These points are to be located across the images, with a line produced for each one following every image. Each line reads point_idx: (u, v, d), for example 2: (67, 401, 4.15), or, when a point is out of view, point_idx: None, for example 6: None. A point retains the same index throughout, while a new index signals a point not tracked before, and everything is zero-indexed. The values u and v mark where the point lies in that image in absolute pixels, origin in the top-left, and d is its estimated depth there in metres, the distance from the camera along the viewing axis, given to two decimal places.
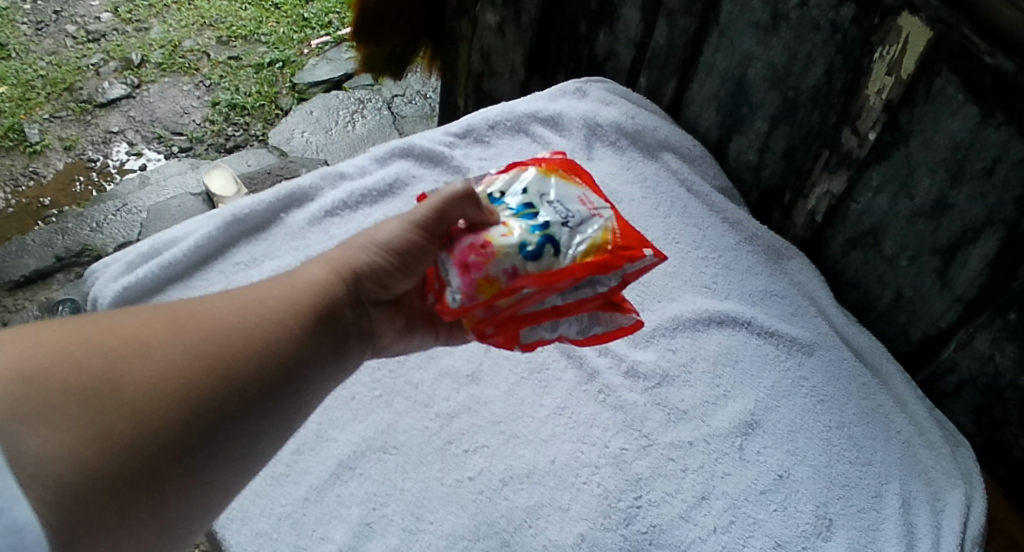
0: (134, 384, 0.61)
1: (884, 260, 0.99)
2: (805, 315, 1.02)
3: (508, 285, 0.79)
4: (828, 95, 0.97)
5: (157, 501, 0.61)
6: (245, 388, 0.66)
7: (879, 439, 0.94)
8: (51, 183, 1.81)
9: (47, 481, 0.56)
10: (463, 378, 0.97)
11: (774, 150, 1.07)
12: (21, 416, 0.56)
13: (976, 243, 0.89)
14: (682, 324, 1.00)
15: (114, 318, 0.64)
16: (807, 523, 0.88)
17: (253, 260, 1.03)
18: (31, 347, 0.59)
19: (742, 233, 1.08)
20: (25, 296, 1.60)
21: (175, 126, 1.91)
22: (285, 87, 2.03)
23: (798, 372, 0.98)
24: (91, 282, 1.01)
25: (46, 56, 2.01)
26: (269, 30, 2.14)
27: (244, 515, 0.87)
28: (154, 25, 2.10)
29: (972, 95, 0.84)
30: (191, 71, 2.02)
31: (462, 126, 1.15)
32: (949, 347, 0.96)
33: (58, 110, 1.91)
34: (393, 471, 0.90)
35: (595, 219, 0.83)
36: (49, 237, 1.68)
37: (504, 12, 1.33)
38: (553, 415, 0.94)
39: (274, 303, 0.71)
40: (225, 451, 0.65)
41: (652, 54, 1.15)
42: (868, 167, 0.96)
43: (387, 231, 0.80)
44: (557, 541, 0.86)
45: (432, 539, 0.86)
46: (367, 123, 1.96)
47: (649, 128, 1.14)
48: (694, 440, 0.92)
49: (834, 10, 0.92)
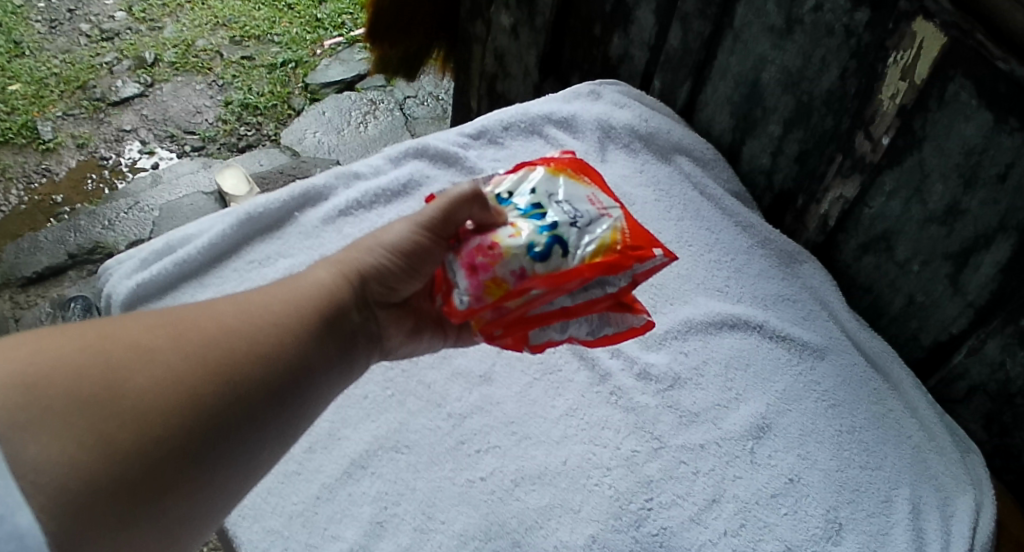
0: (137, 390, 0.62)
1: (897, 265, 0.99)
2: (816, 319, 1.02)
3: (516, 286, 0.79)
4: (841, 99, 0.97)
5: (161, 506, 0.62)
6: (249, 393, 0.67)
7: (890, 444, 0.94)
8: (63, 181, 1.84)
9: (48, 489, 0.57)
10: (476, 378, 0.98)
11: (787, 154, 1.07)
12: (23, 424, 0.57)
13: (988, 249, 0.88)
14: (694, 326, 1.00)
15: (116, 324, 0.65)
16: (817, 528, 0.88)
17: (267, 258, 1.05)
18: (33, 353, 0.60)
19: (754, 237, 1.08)
20: (38, 292, 1.63)
21: (187, 125, 1.94)
22: (297, 87, 2.04)
23: (810, 376, 0.97)
24: (106, 278, 1.03)
25: (60, 55, 2.04)
26: (282, 30, 2.16)
27: (256, 512, 0.88)
28: (168, 25, 2.13)
29: (985, 101, 0.84)
30: (204, 70, 2.04)
31: (476, 126, 1.16)
32: (960, 352, 0.96)
33: (71, 108, 1.94)
34: (405, 471, 0.91)
35: (604, 219, 0.83)
36: (62, 234, 1.71)
37: (519, 14, 1.33)
38: (565, 417, 0.94)
39: (278, 308, 0.72)
40: (230, 455, 0.66)
41: (666, 57, 1.16)
42: (881, 172, 0.96)
43: (394, 232, 0.81)
44: (568, 542, 0.86)
45: (443, 539, 0.86)
46: (380, 124, 1.98)
47: (663, 131, 1.14)
48: (705, 443, 0.93)
49: (848, 15, 0.92)
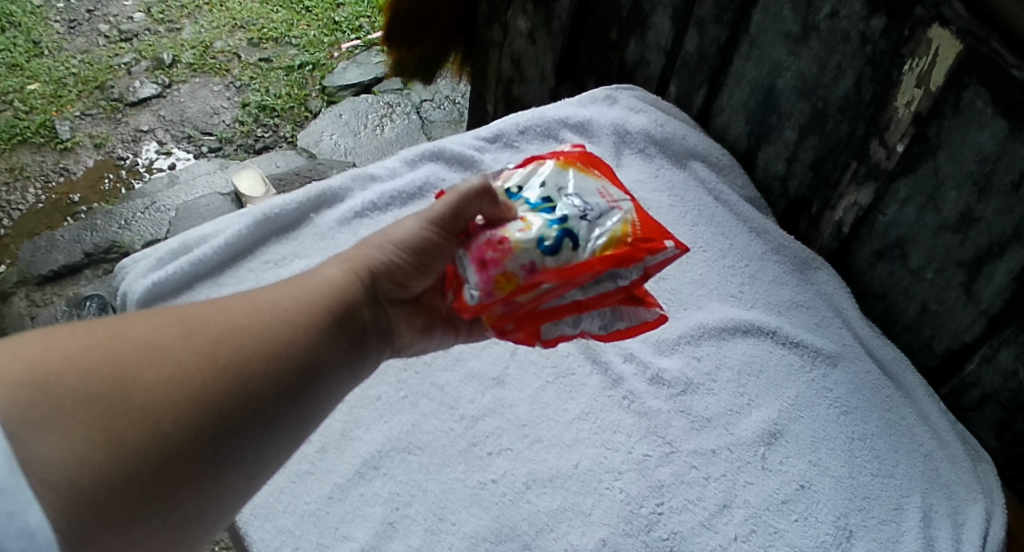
0: (146, 387, 0.63)
1: (910, 272, 0.98)
2: (829, 326, 1.02)
3: (526, 281, 0.79)
4: (857, 106, 0.97)
5: (169, 504, 0.63)
6: (257, 390, 0.68)
7: (901, 452, 0.94)
8: (80, 180, 1.85)
9: (57, 486, 0.57)
10: (489, 380, 0.98)
11: (803, 161, 1.07)
12: (34, 421, 0.58)
13: (1002, 257, 0.88)
14: (707, 332, 1.00)
15: (125, 321, 0.66)
16: (827, 534, 0.88)
17: (282, 259, 1.05)
18: (42, 351, 0.61)
19: (769, 243, 1.08)
20: (54, 291, 1.65)
21: (205, 126, 1.95)
22: (314, 89, 2.05)
23: (823, 383, 0.97)
24: (121, 277, 1.05)
25: (78, 55, 2.06)
26: (300, 33, 2.17)
27: (267, 511, 0.89)
28: (186, 26, 2.15)
29: (1000, 109, 0.83)
30: (221, 72, 2.06)
31: (492, 130, 1.16)
32: (972, 361, 0.95)
33: (89, 108, 1.96)
34: (417, 472, 0.91)
35: (615, 211, 0.83)
36: (79, 233, 1.72)
37: (535, 18, 1.34)
38: (578, 421, 0.95)
39: (288, 306, 0.72)
40: (240, 452, 0.67)
41: (682, 63, 1.16)
42: (895, 179, 0.96)
43: (404, 229, 0.81)
44: (578, 546, 0.86)
45: (454, 540, 0.87)
46: (396, 127, 1.99)
47: (678, 137, 1.14)
48: (717, 448, 0.93)
49: (864, 22, 0.92)
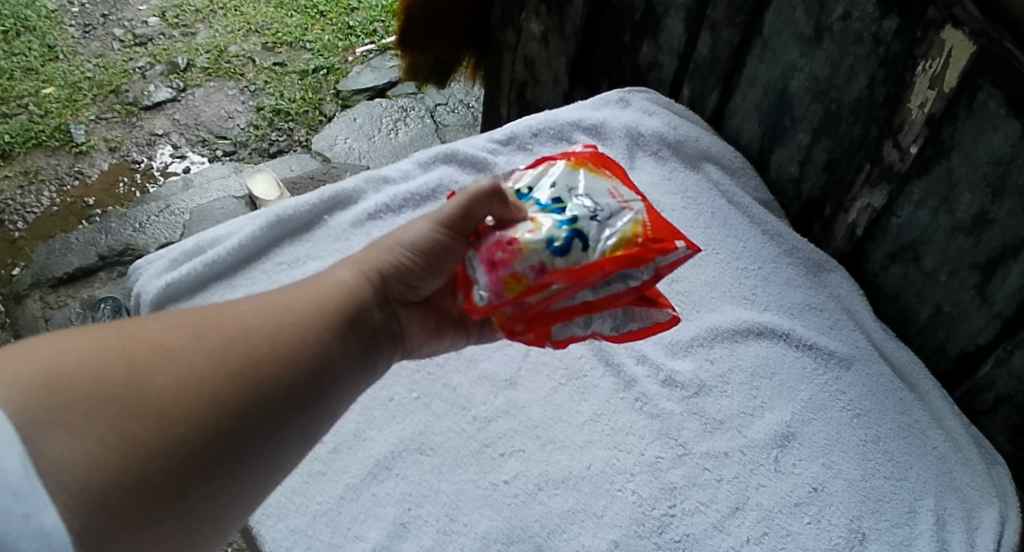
0: (158, 389, 0.63)
1: (924, 274, 0.98)
2: (843, 329, 1.02)
3: (536, 282, 0.79)
4: (870, 108, 0.96)
5: (183, 504, 0.63)
6: (271, 392, 0.68)
7: (914, 455, 0.93)
8: (95, 183, 1.87)
9: (71, 487, 0.58)
10: (501, 382, 0.98)
11: (816, 163, 1.07)
12: (48, 423, 0.58)
13: (1016, 259, 0.88)
14: (720, 334, 1.00)
15: (137, 324, 0.67)
16: (840, 537, 0.87)
17: (296, 260, 1.06)
18: (55, 354, 0.61)
19: (782, 245, 1.08)
20: (68, 293, 1.66)
21: (219, 130, 1.97)
22: (329, 93, 2.07)
23: (836, 386, 0.97)
24: (136, 277, 1.06)
25: (93, 59, 2.08)
26: (314, 37, 2.18)
27: (280, 511, 0.89)
28: (201, 30, 2.17)
29: (1014, 110, 0.83)
30: (236, 76, 2.07)
31: (505, 133, 1.17)
32: (987, 363, 0.95)
33: (104, 112, 1.97)
34: (429, 473, 0.91)
35: (625, 212, 0.83)
36: (93, 236, 1.74)
37: (549, 21, 1.34)
38: (590, 422, 0.95)
39: (299, 309, 0.73)
40: (253, 453, 0.67)
41: (695, 65, 1.16)
42: (909, 181, 0.95)
43: (413, 231, 0.82)
44: (590, 546, 0.86)
45: (466, 541, 0.87)
46: (410, 131, 2.00)
47: (691, 139, 1.14)
48: (729, 450, 0.93)
49: (877, 23, 0.92)
